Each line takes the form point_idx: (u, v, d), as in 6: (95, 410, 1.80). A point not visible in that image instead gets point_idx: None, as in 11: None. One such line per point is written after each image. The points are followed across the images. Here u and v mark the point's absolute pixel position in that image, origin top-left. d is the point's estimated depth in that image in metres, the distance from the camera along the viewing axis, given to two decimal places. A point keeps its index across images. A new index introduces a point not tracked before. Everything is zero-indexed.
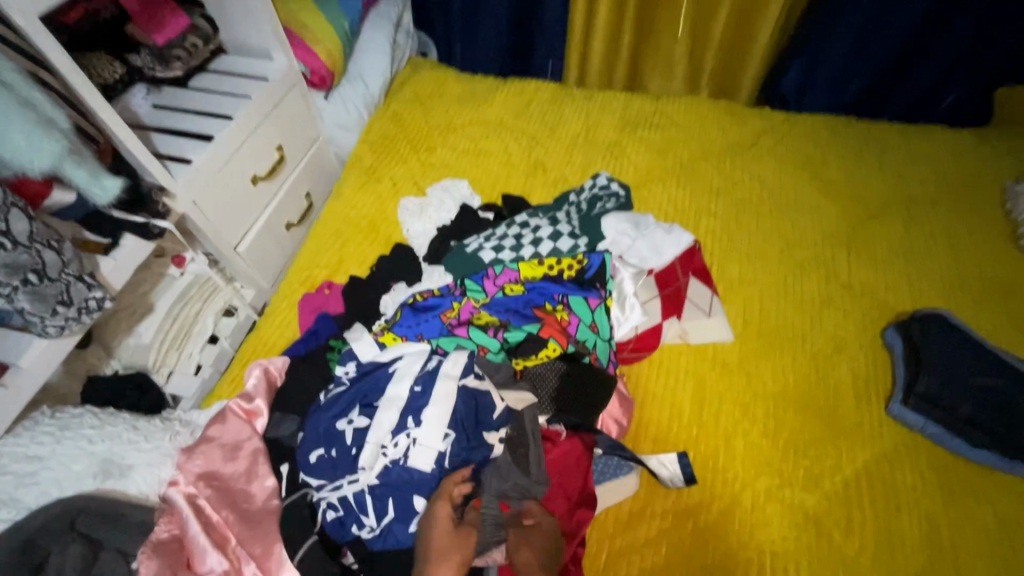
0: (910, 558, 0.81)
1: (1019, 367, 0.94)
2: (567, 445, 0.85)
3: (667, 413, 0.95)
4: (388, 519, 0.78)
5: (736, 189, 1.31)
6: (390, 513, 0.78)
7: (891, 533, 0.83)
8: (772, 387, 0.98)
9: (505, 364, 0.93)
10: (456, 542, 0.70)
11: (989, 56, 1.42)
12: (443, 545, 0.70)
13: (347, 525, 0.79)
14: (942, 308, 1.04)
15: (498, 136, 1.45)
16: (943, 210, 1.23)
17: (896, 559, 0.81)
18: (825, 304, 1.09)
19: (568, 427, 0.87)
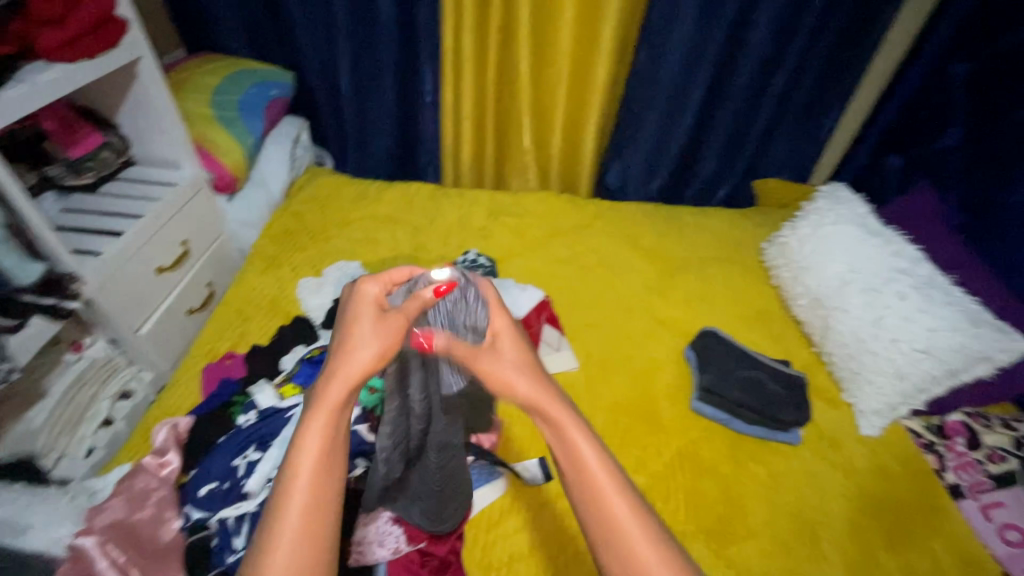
0: (712, 509, 1.07)
1: (779, 368, 1.30)
2: None
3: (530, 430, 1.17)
4: None
5: (577, 257, 1.68)
6: None
7: (696, 495, 1.10)
8: (608, 400, 1.26)
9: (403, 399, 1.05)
10: (390, 337, 0.77)
11: (741, 159, 2.00)
12: (358, 327, 0.77)
13: (223, 553, 0.87)
14: (715, 328, 1.44)
15: (387, 227, 1.74)
16: (723, 263, 1.68)
17: (700, 513, 1.07)
18: (645, 336, 1.43)
19: None
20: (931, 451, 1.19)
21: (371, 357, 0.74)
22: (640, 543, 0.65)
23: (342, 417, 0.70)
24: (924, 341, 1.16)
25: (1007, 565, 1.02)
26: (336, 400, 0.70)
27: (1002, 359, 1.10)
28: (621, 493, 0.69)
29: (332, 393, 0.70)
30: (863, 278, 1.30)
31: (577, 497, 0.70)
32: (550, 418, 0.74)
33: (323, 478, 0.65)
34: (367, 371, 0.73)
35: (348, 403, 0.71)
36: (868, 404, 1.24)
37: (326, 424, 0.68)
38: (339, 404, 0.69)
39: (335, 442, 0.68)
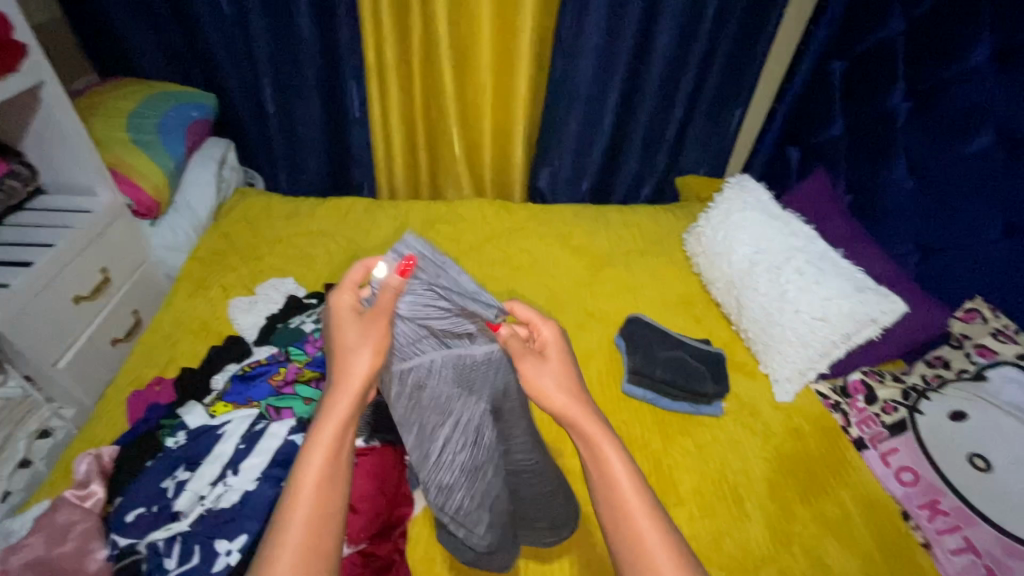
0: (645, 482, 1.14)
1: (699, 347, 1.40)
2: (382, 453, 1.03)
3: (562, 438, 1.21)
4: (188, 565, 0.85)
5: (512, 260, 1.74)
6: (191, 560, 0.85)
7: None
8: None
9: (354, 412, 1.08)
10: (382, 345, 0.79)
11: (660, 158, 2.13)
12: (353, 337, 0.79)
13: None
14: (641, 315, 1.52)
15: (322, 242, 1.74)
16: (648, 255, 1.79)
17: None
18: (579, 328, 1.51)
19: (383, 441, 1.04)
20: (838, 410, 1.31)
21: (369, 367, 0.77)
22: (662, 557, 0.69)
23: (346, 430, 0.73)
24: (820, 311, 1.28)
25: (904, 504, 1.13)
26: (342, 413, 0.73)
27: (886, 320, 1.23)
28: (646, 509, 0.72)
29: (337, 408, 0.73)
30: (767, 258, 1.43)
31: (605, 509, 0.74)
32: (583, 432, 0.78)
33: (324, 494, 0.68)
34: (365, 381, 0.76)
35: (354, 416, 0.74)
36: (781, 372, 1.35)
37: (331, 439, 0.71)
38: (346, 418, 0.73)
39: (340, 455, 0.71)
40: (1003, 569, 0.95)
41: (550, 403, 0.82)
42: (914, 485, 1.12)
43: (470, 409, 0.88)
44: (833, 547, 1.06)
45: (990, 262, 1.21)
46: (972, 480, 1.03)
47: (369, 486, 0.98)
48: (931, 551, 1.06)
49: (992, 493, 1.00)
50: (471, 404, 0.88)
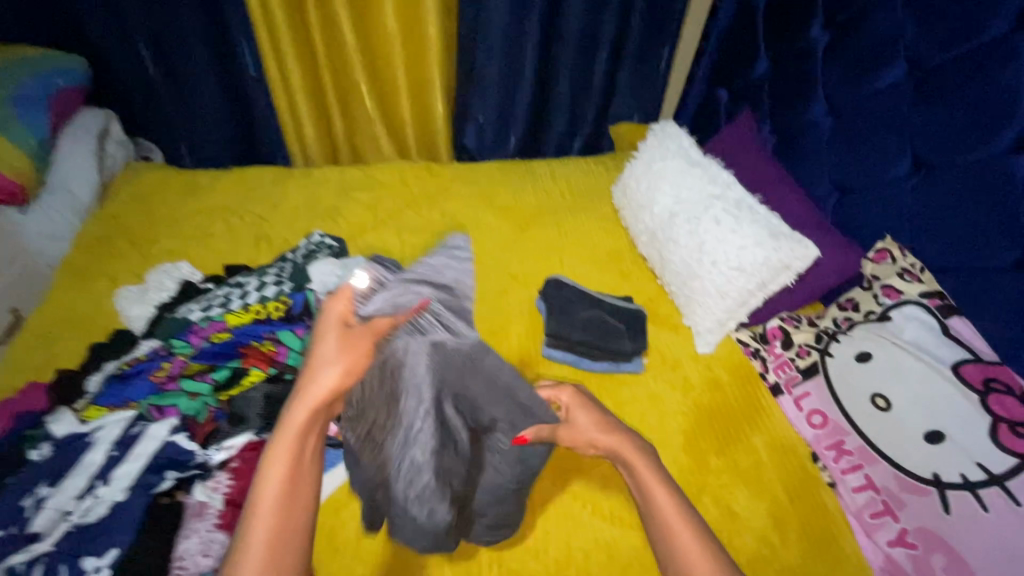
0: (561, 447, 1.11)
1: (620, 304, 1.36)
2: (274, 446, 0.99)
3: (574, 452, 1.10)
4: None
5: (433, 224, 1.65)
6: None
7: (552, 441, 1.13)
8: None
9: (246, 405, 1.01)
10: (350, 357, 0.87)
11: (590, 106, 2.02)
12: (329, 352, 0.88)
13: None
14: (560, 275, 1.47)
15: (223, 219, 1.60)
16: (576, 211, 1.72)
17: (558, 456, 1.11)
18: (502, 294, 1.45)
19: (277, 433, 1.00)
20: (757, 357, 1.31)
21: (332, 377, 0.85)
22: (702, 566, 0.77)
23: (307, 432, 0.81)
24: (737, 261, 1.25)
25: (814, 446, 1.14)
26: (298, 421, 0.81)
27: (799, 266, 1.22)
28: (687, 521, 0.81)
29: (296, 416, 0.81)
30: (686, 208, 1.38)
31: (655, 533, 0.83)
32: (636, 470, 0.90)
33: (289, 493, 0.76)
34: (330, 392, 0.84)
35: (313, 421, 0.82)
36: (703, 324, 1.33)
37: (293, 443, 0.78)
38: (304, 425, 0.80)
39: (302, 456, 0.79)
40: (897, 503, 0.97)
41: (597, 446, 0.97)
42: (823, 427, 1.13)
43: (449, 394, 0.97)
44: (743, 495, 1.07)
45: (902, 199, 1.18)
46: (872, 419, 1.05)
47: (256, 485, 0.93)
48: (836, 489, 1.08)
49: (890, 431, 1.01)
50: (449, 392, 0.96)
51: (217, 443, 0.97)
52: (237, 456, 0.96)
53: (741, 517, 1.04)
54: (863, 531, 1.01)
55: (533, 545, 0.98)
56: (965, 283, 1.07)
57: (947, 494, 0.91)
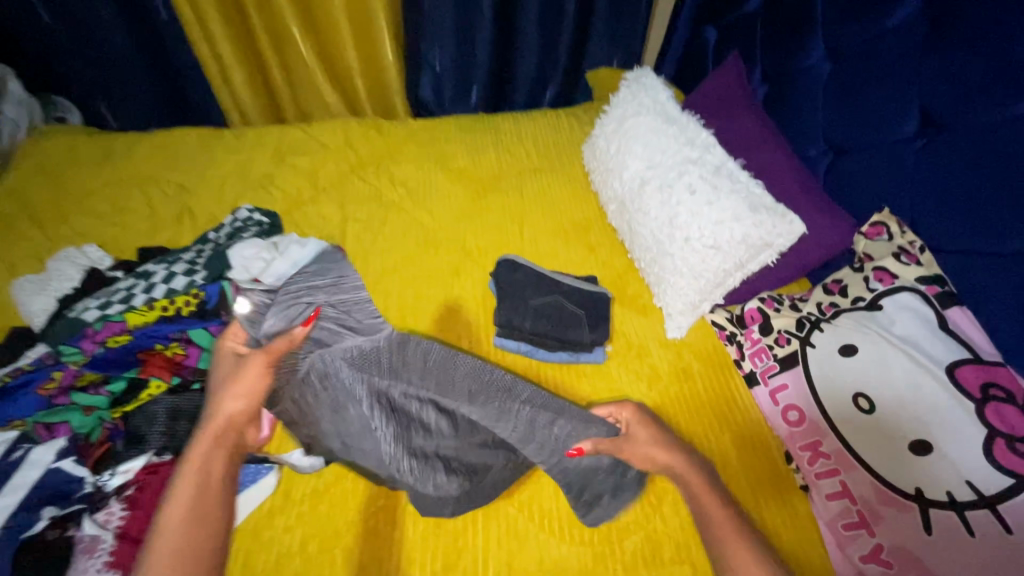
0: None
1: (581, 285, 1.21)
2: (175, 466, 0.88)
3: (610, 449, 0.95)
4: None
5: (380, 193, 1.48)
6: None
7: None
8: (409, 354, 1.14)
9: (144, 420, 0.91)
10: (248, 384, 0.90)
11: (560, 50, 1.80)
12: (226, 379, 0.93)
13: None
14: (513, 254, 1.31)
15: (142, 192, 1.42)
16: (542, 174, 1.55)
17: None
18: (455, 274, 1.30)
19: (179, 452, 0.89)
20: (732, 342, 1.19)
21: (235, 404, 0.89)
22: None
23: (211, 457, 0.82)
24: (712, 237, 1.10)
25: (788, 445, 1.04)
26: (199, 454, 0.81)
27: (782, 244, 1.06)
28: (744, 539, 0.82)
29: (200, 447, 0.82)
30: (659, 174, 1.20)
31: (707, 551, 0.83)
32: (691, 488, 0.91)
33: (189, 525, 0.74)
34: (234, 414, 0.88)
35: (217, 448, 0.83)
36: (673, 307, 1.20)
37: (191, 476, 0.78)
38: (202, 458, 0.81)
39: (207, 483, 0.78)
40: (874, 515, 0.88)
41: (655, 463, 0.95)
42: (798, 425, 1.02)
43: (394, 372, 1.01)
44: None
45: (905, 165, 1.02)
46: (851, 421, 0.94)
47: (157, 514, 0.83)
48: (809, 493, 0.99)
49: (872, 436, 0.90)
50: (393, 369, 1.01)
51: (112, 468, 0.86)
52: (133, 481, 0.86)
53: None
54: (835, 542, 0.92)
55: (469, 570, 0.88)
56: (969, 265, 0.93)
57: (931, 512, 0.81)
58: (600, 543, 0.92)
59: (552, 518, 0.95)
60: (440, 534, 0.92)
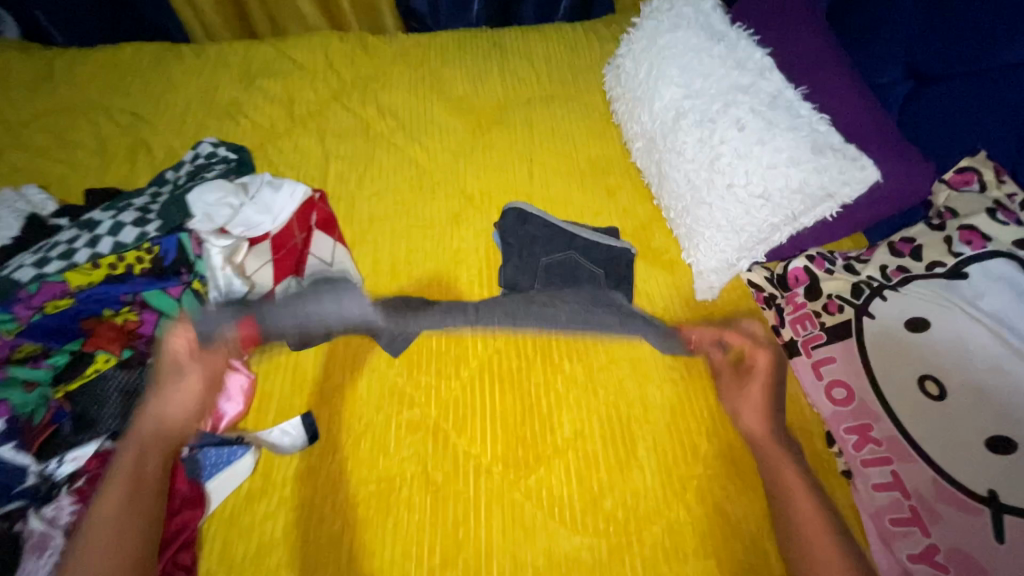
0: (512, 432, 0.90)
1: (599, 240, 1.06)
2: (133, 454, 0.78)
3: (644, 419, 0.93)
4: None
5: (367, 124, 1.27)
6: None
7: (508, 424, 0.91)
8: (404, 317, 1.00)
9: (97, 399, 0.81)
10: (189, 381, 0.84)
11: None
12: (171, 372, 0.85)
13: None
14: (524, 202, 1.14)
15: (89, 123, 1.22)
16: (555, 101, 1.33)
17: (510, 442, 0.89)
18: (454, 223, 1.13)
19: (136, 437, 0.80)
20: (770, 306, 1.05)
21: (179, 410, 0.83)
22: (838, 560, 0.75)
23: (145, 463, 0.76)
24: (761, 184, 0.91)
25: (831, 425, 0.92)
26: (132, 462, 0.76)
27: (847, 194, 0.87)
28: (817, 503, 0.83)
29: (133, 448, 0.77)
30: (699, 103, 1.00)
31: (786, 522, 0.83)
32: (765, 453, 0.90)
33: (123, 528, 0.70)
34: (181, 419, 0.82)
35: (155, 455, 0.77)
36: (706, 264, 1.03)
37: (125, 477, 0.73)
38: (138, 472, 0.75)
39: (143, 481, 0.74)
40: (931, 514, 0.77)
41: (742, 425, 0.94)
42: (845, 405, 0.90)
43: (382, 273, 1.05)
44: (735, 490, 0.88)
45: (1010, 97, 0.82)
46: (912, 405, 0.81)
47: None
48: (852, 481, 0.88)
49: (940, 424, 0.78)
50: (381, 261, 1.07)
51: (59, 455, 0.75)
52: (86, 471, 0.76)
53: (731, 519, 0.85)
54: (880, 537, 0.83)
55: (473, 565, 0.79)
56: None
57: (1006, 517, 0.70)
58: (617, 534, 0.83)
59: (565, 506, 0.84)
60: (440, 523, 0.82)
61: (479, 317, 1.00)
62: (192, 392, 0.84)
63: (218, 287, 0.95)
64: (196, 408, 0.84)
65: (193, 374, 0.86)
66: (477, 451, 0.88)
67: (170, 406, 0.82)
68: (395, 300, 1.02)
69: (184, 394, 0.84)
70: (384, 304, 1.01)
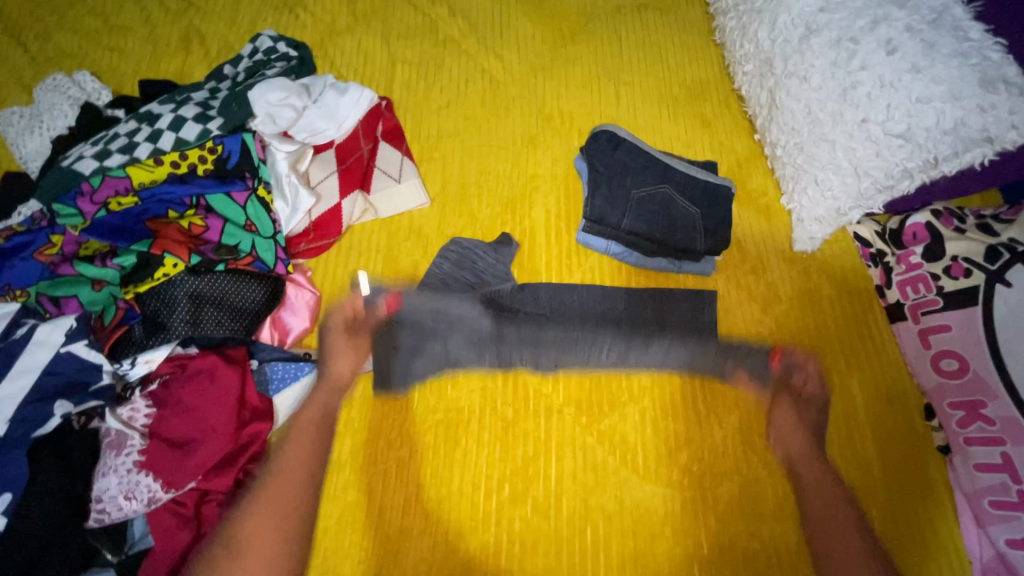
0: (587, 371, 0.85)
1: (695, 174, 0.94)
2: (200, 363, 0.74)
3: (734, 405, 0.85)
4: None
5: (437, 25, 1.14)
6: None
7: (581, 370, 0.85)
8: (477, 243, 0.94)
9: (161, 303, 0.76)
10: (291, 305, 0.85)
11: None
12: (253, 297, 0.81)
13: None
14: (609, 124, 1.02)
15: (138, 6, 1.12)
16: (648, 12, 1.17)
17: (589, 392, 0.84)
18: (530, 145, 1.03)
19: (206, 345, 0.77)
20: (877, 264, 0.94)
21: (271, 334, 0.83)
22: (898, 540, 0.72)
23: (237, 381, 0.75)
24: (904, 121, 0.78)
25: (932, 398, 0.85)
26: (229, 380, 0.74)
27: (1013, 139, 0.74)
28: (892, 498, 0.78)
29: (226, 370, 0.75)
30: (837, 18, 0.84)
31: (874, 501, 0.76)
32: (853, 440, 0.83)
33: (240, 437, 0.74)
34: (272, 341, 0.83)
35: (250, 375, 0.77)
36: (810, 211, 0.92)
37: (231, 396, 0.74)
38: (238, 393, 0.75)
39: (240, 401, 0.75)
40: None
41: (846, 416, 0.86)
42: (955, 377, 0.82)
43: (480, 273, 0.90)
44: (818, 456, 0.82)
45: None
46: None
47: (182, 420, 0.72)
48: (950, 458, 0.82)
49: None
50: (471, 252, 0.91)
51: (131, 356, 0.73)
52: (158, 375, 0.74)
53: None
54: (973, 518, 0.78)
55: (542, 501, 0.77)
56: None
57: None
58: (693, 487, 0.79)
59: (639, 455, 0.80)
60: (511, 460, 0.79)
61: (580, 325, 0.87)
62: (258, 303, 0.81)
63: (285, 198, 0.87)
64: (263, 319, 0.82)
65: (259, 284, 0.82)
66: (550, 391, 0.84)
67: (237, 316, 0.79)
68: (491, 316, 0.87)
69: (252, 305, 0.80)
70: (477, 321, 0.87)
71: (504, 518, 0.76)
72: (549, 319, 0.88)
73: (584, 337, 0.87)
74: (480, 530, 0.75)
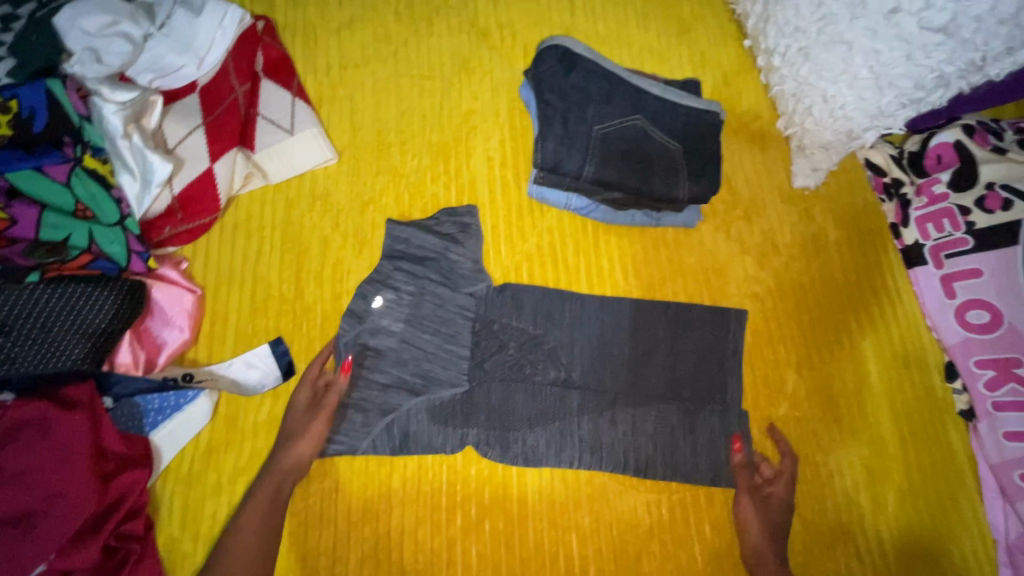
0: (570, 373, 0.68)
1: (674, 100, 0.74)
2: (26, 411, 0.55)
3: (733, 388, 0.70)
4: None
5: None
6: None
7: (543, 363, 0.68)
8: (404, 209, 0.74)
9: None
10: (158, 309, 0.66)
11: None
12: (98, 314, 0.60)
13: None
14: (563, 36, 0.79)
15: None
16: None
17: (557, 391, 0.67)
18: (462, 73, 0.79)
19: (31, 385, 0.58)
20: (892, 197, 0.78)
21: (132, 356, 0.64)
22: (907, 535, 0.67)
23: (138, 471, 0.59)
24: (948, 8, 0.58)
25: (953, 355, 0.71)
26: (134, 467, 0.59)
27: None
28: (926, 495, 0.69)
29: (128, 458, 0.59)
30: None
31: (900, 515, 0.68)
32: (869, 419, 0.71)
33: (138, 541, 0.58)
34: (135, 366, 0.64)
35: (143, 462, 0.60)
36: (815, 135, 0.74)
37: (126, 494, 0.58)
38: (137, 467, 0.59)
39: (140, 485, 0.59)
40: None
41: (862, 387, 0.72)
42: (984, 331, 0.68)
43: (444, 272, 0.70)
44: (829, 439, 0.70)
45: None
46: None
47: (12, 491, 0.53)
48: (973, 424, 0.70)
49: None
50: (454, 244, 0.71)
51: None
52: None
53: (819, 473, 0.69)
54: (999, 490, 0.68)
55: (505, 530, 0.63)
56: None
57: None
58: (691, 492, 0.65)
59: (625, 459, 0.66)
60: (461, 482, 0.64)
61: (569, 352, 0.69)
62: (104, 320, 0.60)
63: (131, 168, 0.64)
64: (118, 337, 0.62)
65: (108, 292, 0.61)
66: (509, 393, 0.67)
67: (75, 339, 0.59)
68: (457, 332, 0.68)
69: (93, 324, 0.60)
70: (442, 338, 0.68)
71: (458, 555, 0.62)
72: (506, 289, 0.70)
73: (544, 323, 0.69)
74: (430, 572, 0.61)
